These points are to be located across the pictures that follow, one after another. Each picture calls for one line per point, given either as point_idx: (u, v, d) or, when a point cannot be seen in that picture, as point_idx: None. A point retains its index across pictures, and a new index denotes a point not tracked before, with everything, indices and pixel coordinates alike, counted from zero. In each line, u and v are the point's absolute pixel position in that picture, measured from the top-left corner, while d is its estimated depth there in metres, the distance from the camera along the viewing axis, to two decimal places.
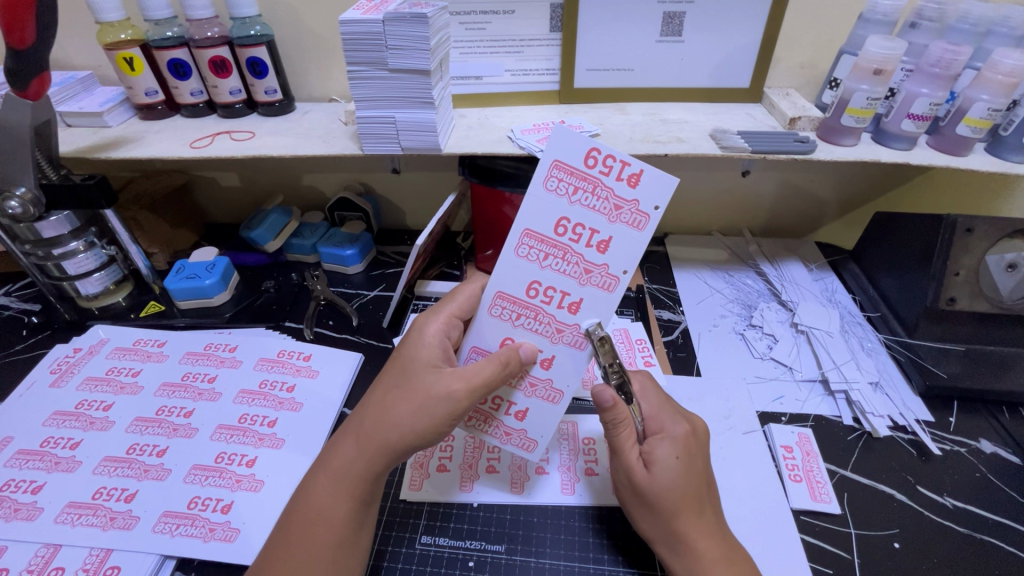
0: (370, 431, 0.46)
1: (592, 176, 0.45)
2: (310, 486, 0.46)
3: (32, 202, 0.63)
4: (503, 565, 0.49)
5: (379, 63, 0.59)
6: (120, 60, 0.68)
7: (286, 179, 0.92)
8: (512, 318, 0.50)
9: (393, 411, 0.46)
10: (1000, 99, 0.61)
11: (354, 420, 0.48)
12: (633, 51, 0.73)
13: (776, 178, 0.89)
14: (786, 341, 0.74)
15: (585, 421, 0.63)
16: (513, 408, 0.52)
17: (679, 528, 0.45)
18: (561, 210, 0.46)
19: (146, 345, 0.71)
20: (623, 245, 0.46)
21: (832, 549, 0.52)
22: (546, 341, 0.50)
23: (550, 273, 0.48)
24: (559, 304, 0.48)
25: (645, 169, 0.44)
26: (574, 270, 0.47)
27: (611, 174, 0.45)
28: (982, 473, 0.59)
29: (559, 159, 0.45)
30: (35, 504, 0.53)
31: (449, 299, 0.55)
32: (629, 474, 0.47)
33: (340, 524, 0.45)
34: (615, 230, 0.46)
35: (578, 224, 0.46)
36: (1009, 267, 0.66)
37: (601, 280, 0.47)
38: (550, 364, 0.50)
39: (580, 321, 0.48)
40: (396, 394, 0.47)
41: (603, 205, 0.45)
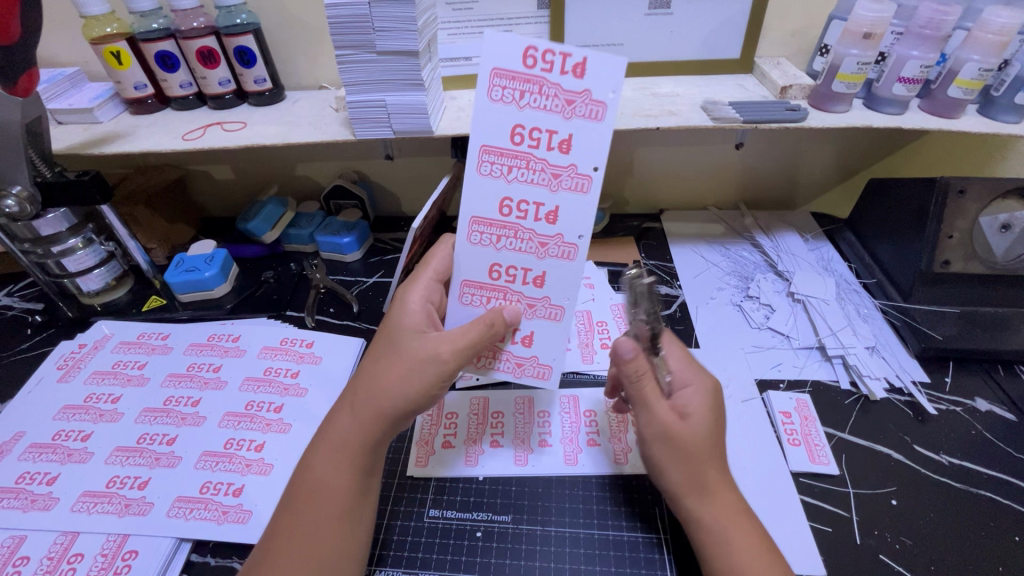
0: (365, 400, 0.47)
1: (535, 74, 0.46)
2: (316, 463, 0.47)
3: (29, 199, 0.63)
4: (511, 535, 0.51)
5: (367, 46, 0.59)
6: (108, 54, 0.68)
7: (280, 169, 0.91)
8: (493, 242, 0.51)
9: (396, 389, 0.47)
10: (991, 59, 0.61)
11: (350, 392, 0.49)
12: (623, 25, 0.73)
13: (771, 149, 0.89)
14: (783, 311, 0.75)
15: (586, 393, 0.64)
16: (519, 336, 0.54)
17: (709, 477, 0.46)
18: (513, 117, 0.47)
19: (150, 338, 0.71)
20: (586, 138, 0.47)
21: (831, 508, 0.54)
22: (533, 259, 0.51)
23: (518, 184, 0.49)
24: (536, 216, 0.49)
25: (588, 57, 0.45)
26: (542, 177, 0.48)
27: (554, 68, 0.46)
28: (978, 430, 0.60)
29: (497, 66, 0.46)
30: (51, 494, 0.54)
31: (423, 264, 0.56)
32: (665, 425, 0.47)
33: (343, 492, 0.46)
34: (573, 125, 0.47)
35: (533, 128, 0.47)
36: (1003, 228, 0.67)
37: (572, 182, 0.48)
38: (542, 282, 0.52)
39: (562, 230, 0.50)
40: (400, 373, 0.48)
41: (554, 103, 0.47)
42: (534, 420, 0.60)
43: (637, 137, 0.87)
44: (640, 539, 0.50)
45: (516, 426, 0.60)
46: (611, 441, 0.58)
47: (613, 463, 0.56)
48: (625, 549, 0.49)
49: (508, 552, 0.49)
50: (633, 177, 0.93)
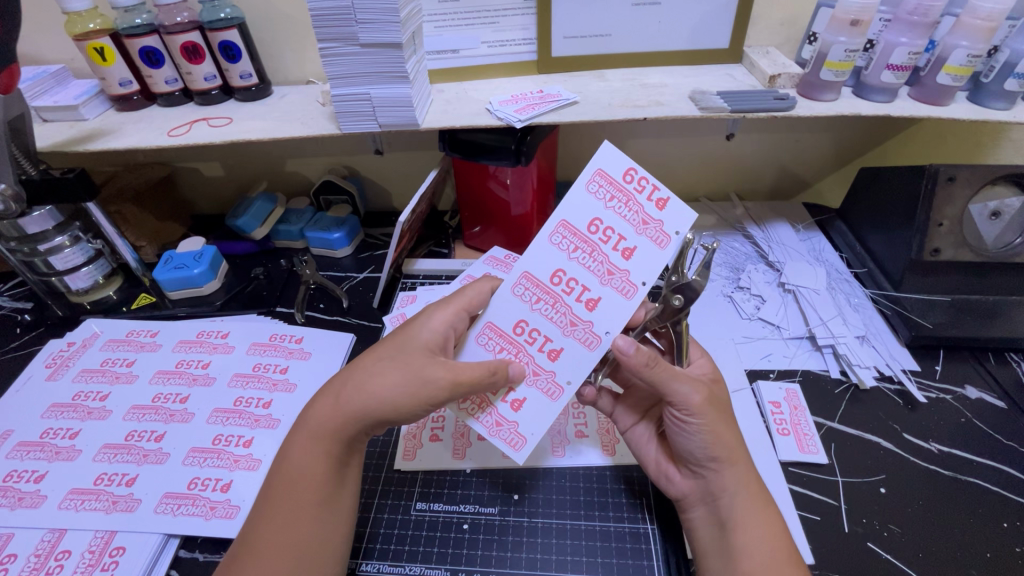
0: (350, 397, 0.47)
1: (628, 191, 0.47)
2: (295, 455, 0.47)
3: (14, 198, 0.62)
4: (498, 526, 0.51)
5: (350, 38, 0.58)
6: (91, 51, 0.67)
7: (270, 165, 0.91)
8: (570, 250, 0.49)
9: (380, 383, 0.47)
10: (979, 45, 0.61)
11: (336, 383, 0.49)
12: (610, 16, 0.72)
13: (762, 140, 0.88)
14: (773, 301, 0.75)
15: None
16: (546, 347, 0.50)
17: (735, 447, 0.47)
18: (595, 209, 0.48)
19: (138, 336, 0.71)
20: (646, 261, 0.47)
21: (820, 497, 0.54)
22: (595, 282, 0.48)
23: (592, 243, 0.48)
24: (578, 297, 0.49)
25: (673, 197, 0.46)
26: (598, 268, 0.48)
27: (644, 194, 0.47)
28: (968, 418, 0.60)
29: (602, 167, 0.47)
30: (38, 492, 0.54)
31: (457, 293, 0.53)
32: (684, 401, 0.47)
33: (320, 482, 0.46)
34: (641, 241, 0.47)
35: (609, 227, 0.48)
36: (992, 215, 0.68)
37: (621, 284, 0.48)
38: (594, 307, 0.48)
39: (595, 319, 0.49)
40: (384, 366, 0.48)
41: (632, 217, 0.47)
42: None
43: (627, 128, 0.86)
44: (626, 529, 0.50)
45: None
46: (598, 433, 0.58)
47: (601, 454, 0.56)
48: (612, 539, 0.50)
49: (495, 544, 0.50)
50: None
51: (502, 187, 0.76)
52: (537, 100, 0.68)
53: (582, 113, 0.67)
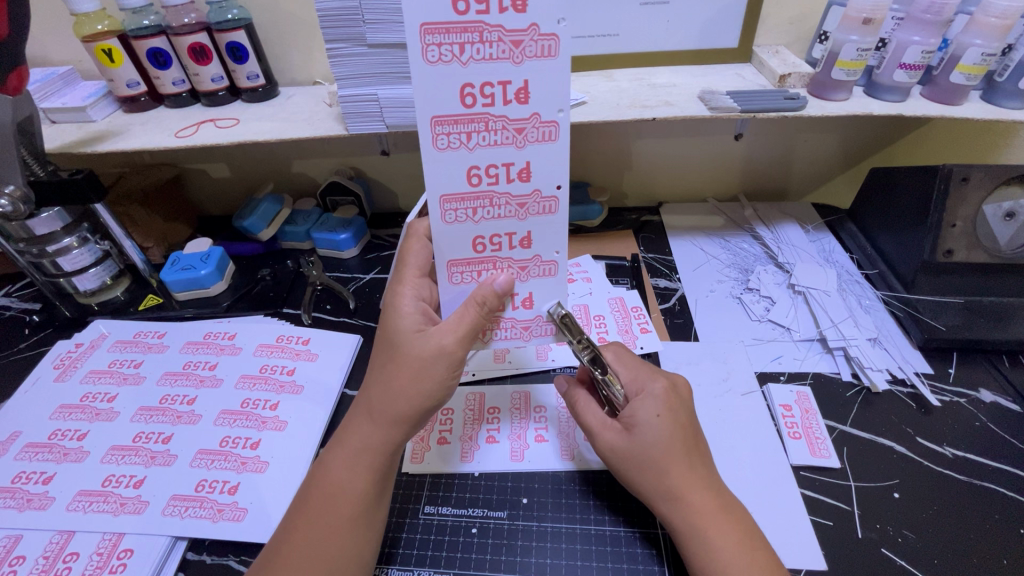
0: (377, 403, 0.47)
1: (474, 22, 0.39)
2: (329, 467, 0.47)
3: (22, 199, 0.62)
4: (506, 531, 0.50)
5: (358, 39, 0.58)
6: (99, 52, 0.67)
7: (277, 166, 0.91)
8: (470, 215, 0.46)
9: (398, 386, 0.46)
10: (994, 43, 0.60)
11: (362, 400, 0.49)
12: (618, 15, 0.72)
13: (771, 140, 0.88)
14: (783, 303, 0.74)
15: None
16: (519, 300, 0.51)
17: (671, 484, 0.45)
18: (460, 76, 0.41)
19: (146, 337, 0.71)
20: (544, 83, 0.42)
21: (832, 502, 0.53)
22: (515, 222, 0.47)
23: (482, 152, 0.44)
24: (510, 245, 0.48)
25: (528, 80, 0.41)
26: (508, 209, 0.46)
27: (497, 101, 0.42)
28: (982, 422, 0.59)
29: (436, 112, 0.42)
30: (46, 494, 0.54)
31: (402, 263, 0.54)
32: (611, 443, 0.49)
33: (359, 497, 0.45)
34: (529, 151, 0.44)
35: (485, 83, 0.41)
36: (1007, 216, 0.66)
37: (539, 205, 0.47)
38: (529, 242, 0.48)
39: (538, 251, 0.49)
40: (396, 369, 0.47)
41: (500, 50, 0.40)
42: (530, 416, 0.60)
43: (635, 128, 0.86)
44: (636, 533, 0.49)
45: (513, 423, 0.59)
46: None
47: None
48: (622, 543, 0.49)
49: (503, 549, 0.49)
50: (632, 169, 0.92)
51: None
52: None
53: (590, 113, 0.66)
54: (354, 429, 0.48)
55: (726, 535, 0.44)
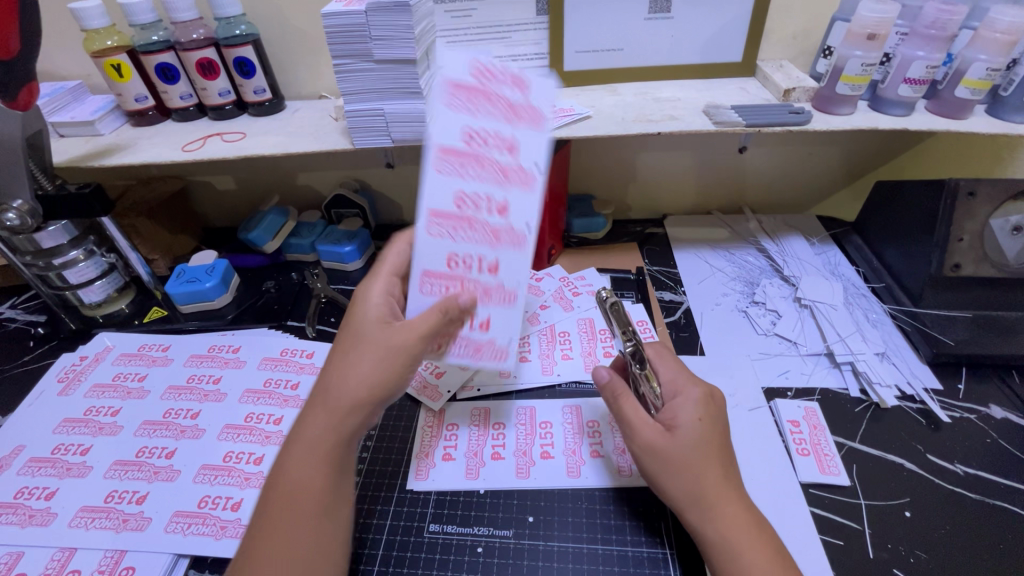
0: (341, 391, 0.47)
1: (485, 85, 0.46)
2: (286, 463, 0.45)
3: (29, 213, 0.63)
4: (512, 550, 0.50)
5: (365, 55, 0.59)
6: (108, 67, 0.68)
7: (282, 179, 0.91)
8: (452, 234, 0.48)
9: (358, 376, 0.47)
10: (998, 58, 0.60)
11: (318, 391, 0.48)
12: (622, 30, 0.72)
13: (774, 153, 0.88)
14: (789, 317, 0.74)
15: (589, 400, 0.62)
16: (476, 322, 0.52)
17: (707, 490, 0.45)
18: (464, 121, 0.45)
19: (151, 350, 0.71)
20: (530, 145, 0.47)
21: (842, 521, 0.52)
22: (487, 247, 0.49)
23: (471, 183, 0.46)
24: (479, 268, 0.49)
25: (516, 138, 0.46)
26: (485, 237, 0.48)
27: (491, 149, 0.46)
28: (993, 439, 0.58)
29: (439, 141, 0.45)
30: (49, 509, 0.54)
31: (379, 262, 0.56)
32: (649, 441, 0.48)
33: (319, 490, 0.45)
34: (510, 194, 0.47)
35: (483, 132, 0.45)
36: (1014, 230, 0.65)
37: (511, 238, 0.49)
38: (496, 270, 0.49)
39: (503, 281, 0.50)
40: (357, 358, 0.48)
41: (498, 110, 0.46)
42: (536, 432, 0.59)
43: (639, 142, 0.86)
44: (645, 554, 0.49)
45: (518, 439, 0.59)
46: (616, 452, 0.57)
47: (618, 474, 0.55)
48: (630, 564, 0.49)
49: (509, 568, 0.49)
50: (636, 183, 0.93)
51: None
52: (549, 115, 0.68)
53: (595, 127, 0.66)
54: (309, 421, 0.47)
55: (751, 551, 0.42)
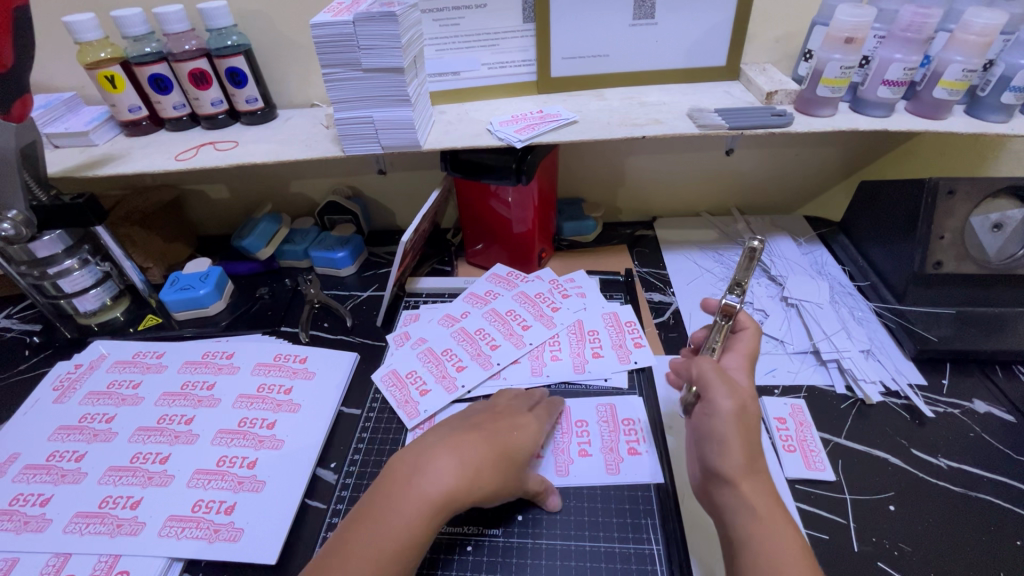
0: (477, 478, 0.46)
1: (570, 288, 0.79)
2: (391, 516, 0.43)
3: (24, 223, 0.63)
4: (501, 548, 0.50)
5: (353, 63, 0.60)
6: (102, 79, 0.69)
7: (275, 187, 0.92)
8: (510, 307, 0.76)
9: (476, 458, 0.48)
10: (974, 59, 0.61)
11: (428, 450, 0.48)
12: (607, 37, 0.74)
13: (760, 155, 0.89)
14: (777, 316, 0.75)
15: (578, 401, 0.63)
16: (457, 364, 0.68)
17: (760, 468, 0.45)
18: (578, 275, 0.81)
19: (145, 356, 0.72)
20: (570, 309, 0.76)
21: (828, 515, 0.53)
22: (506, 335, 0.72)
23: (537, 299, 0.77)
24: (493, 339, 0.71)
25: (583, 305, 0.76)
26: (507, 327, 0.73)
27: (555, 305, 0.76)
28: (977, 433, 0.59)
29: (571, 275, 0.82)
30: (44, 516, 0.54)
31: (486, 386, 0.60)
32: (737, 405, 0.45)
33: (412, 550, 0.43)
34: (536, 330, 0.72)
35: (574, 286, 0.80)
36: (994, 227, 0.68)
37: (517, 341, 0.71)
38: (499, 348, 0.70)
39: (495, 358, 0.69)
40: (479, 441, 0.49)
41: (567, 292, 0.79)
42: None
43: (627, 145, 0.87)
44: (631, 551, 0.50)
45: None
46: (602, 453, 0.57)
47: (603, 472, 0.56)
48: (617, 560, 0.49)
49: (498, 566, 0.49)
50: (625, 186, 0.94)
51: (504, 205, 0.77)
52: (536, 120, 0.69)
53: (582, 132, 0.68)
54: (427, 476, 0.45)
55: (776, 531, 0.42)
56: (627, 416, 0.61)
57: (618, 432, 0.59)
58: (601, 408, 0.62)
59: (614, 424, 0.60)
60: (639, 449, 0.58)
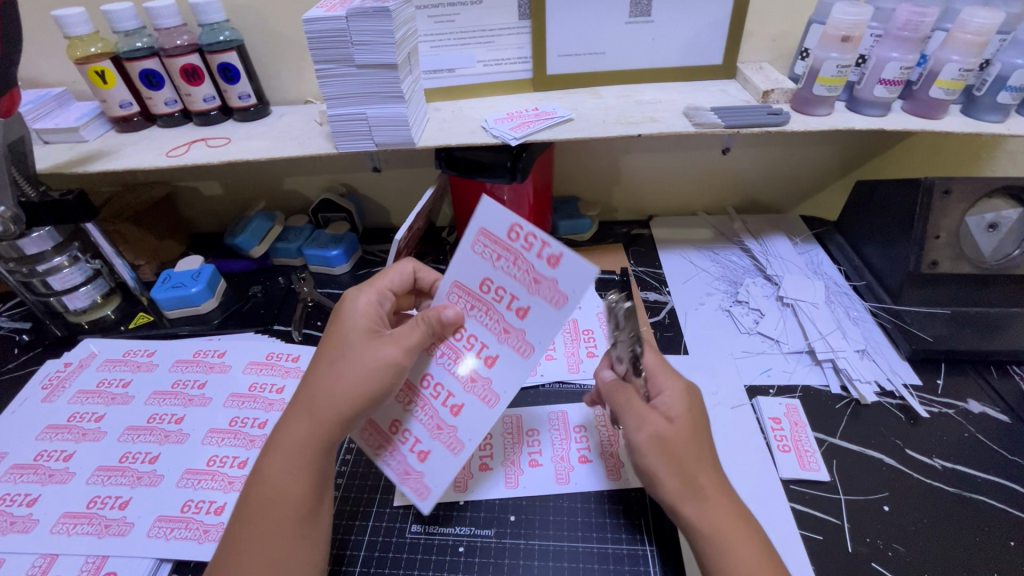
0: (323, 402, 0.46)
1: None
2: (267, 472, 0.45)
3: (13, 219, 0.62)
4: (494, 549, 0.50)
5: (346, 60, 0.59)
6: (92, 74, 0.68)
7: (269, 184, 0.92)
8: None
9: (341, 385, 0.46)
10: (971, 59, 0.61)
11: (301, 395, 0.47)
12: (603, 34, 0.73)
13: (756, 154, 0.89)
14: (772, 315, 0.74)
15: (458, 270, 0.50)
16: None
17: (699, 482, 0.45)
18: None
19: (135, 355, 0.71)
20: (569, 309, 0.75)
21: (823, 516, 0.53)
22: None
23: None
24: None
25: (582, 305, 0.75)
26: None
27: None
28: (971, 433, 0.59)
29: None
30: (31, 516, 0.53)
31: (378, 276, 0.56)
32: (653, 432, 0.45)
33: (302, 494, 0.45)
34: None
35: None
36: (989, 227, 0.67)
37: None
38: None
39: None
40: (341, 366, 0.47)
41: None
42: (460, 349, 0.51)
43: (623, 143, 0.87)
44: (624, 551, 0.50)
45: (446, 362, 0.51)
46: (530, 291, 0.46)
47: (555, 311, 0.45)
48: (609, 560, 0.49)
49: (490, 567, 0.49)
50: (621, 184, 0.93)
51: (499, 203, 0.77)
52: (531, 118, 0.69)
53: (577, 130, 0.67)
54: (289, 426, 0.46)
55: (750, 548, 0.43)
56: (508, 228, 0.46)
57: (520, 255, 0.46)
58: (484, 247, 0.48)
59: (509, 249, 0.46)
60: (552, 249, 0.44)
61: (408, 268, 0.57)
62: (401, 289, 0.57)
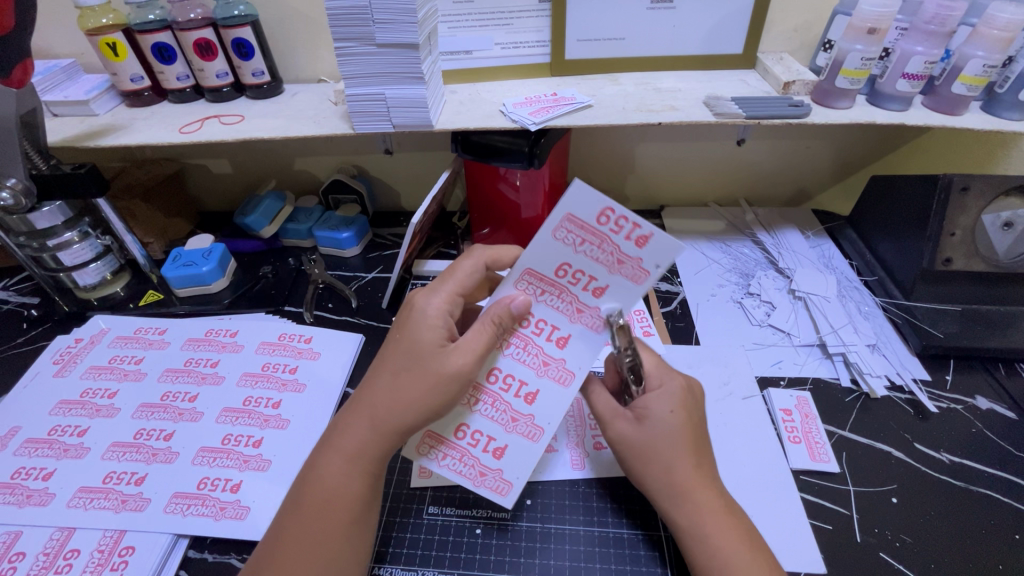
0: (385, 414, 0.46)
1: None
2: (323, 471, 0.46)
3: (24, 193, 0.61)
4: (510, 532, 0.51)
5: (367, 38, 0.58)
6: (104, 46, 0.67)
7: (280, 163, 0.91)
8: None
9: (403, 398, 0.46)
10: (995, 55, 0.61)
11: (363, 400, 0.48)
12: (625, 20, 0.72)
13: (772, 147, 0.88)
14: (784, 308, 0.75)
15: (532, 256, 0.49)
16: None
17: (677, 478, 0.46)
18: None
19: (147, 333, 0.71)
20: None
21: (833, 506, 0.53)
22: None
23: None
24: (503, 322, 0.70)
25: None
26: None
27: None
28: (979, 429, 0.60)
29: None
30: (46, 490, 0.54)
31: (451, 274, 0.54)
32: (625, 432, 0.49)
33: (356, 499, 0.46)
34: None
35: None
36: (1005, 225, 0.67)
37: None
38: None
39: None
40: (404, 379, 0.47)
41: None
42: (528, 336, 0.52)
43: (638, 132, 0.86)
44: (639, 536, 0.50)
45: (514, 353, 0.52)
46: (612, 271, 0.48)
47: (635, 285, 0.47)
48: (625, 546, 0.50)
49: (507, 550, 0.50)
50: (634, 173, 0.93)
51: (513, 189, 0.76)
52: (550, 103, 0.68)
53: (595, 116, 0.66)
54: (349, 431, 0.47)
55: (733, 538, 0.44)
56: (597, 212, 0.45)
57: (608, 238, 0.46)
58: (566, 232, 0.47)
59: (596, 234, 0.46)
60: (643, 230, 0.45)
61: (479, 265, 0.55)
62: (472, 289, 0.55)
